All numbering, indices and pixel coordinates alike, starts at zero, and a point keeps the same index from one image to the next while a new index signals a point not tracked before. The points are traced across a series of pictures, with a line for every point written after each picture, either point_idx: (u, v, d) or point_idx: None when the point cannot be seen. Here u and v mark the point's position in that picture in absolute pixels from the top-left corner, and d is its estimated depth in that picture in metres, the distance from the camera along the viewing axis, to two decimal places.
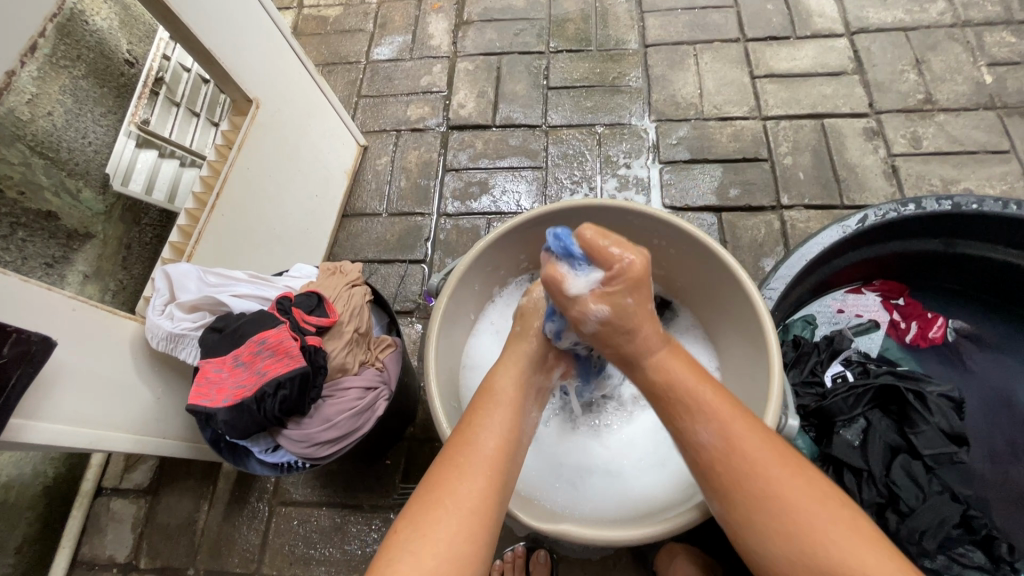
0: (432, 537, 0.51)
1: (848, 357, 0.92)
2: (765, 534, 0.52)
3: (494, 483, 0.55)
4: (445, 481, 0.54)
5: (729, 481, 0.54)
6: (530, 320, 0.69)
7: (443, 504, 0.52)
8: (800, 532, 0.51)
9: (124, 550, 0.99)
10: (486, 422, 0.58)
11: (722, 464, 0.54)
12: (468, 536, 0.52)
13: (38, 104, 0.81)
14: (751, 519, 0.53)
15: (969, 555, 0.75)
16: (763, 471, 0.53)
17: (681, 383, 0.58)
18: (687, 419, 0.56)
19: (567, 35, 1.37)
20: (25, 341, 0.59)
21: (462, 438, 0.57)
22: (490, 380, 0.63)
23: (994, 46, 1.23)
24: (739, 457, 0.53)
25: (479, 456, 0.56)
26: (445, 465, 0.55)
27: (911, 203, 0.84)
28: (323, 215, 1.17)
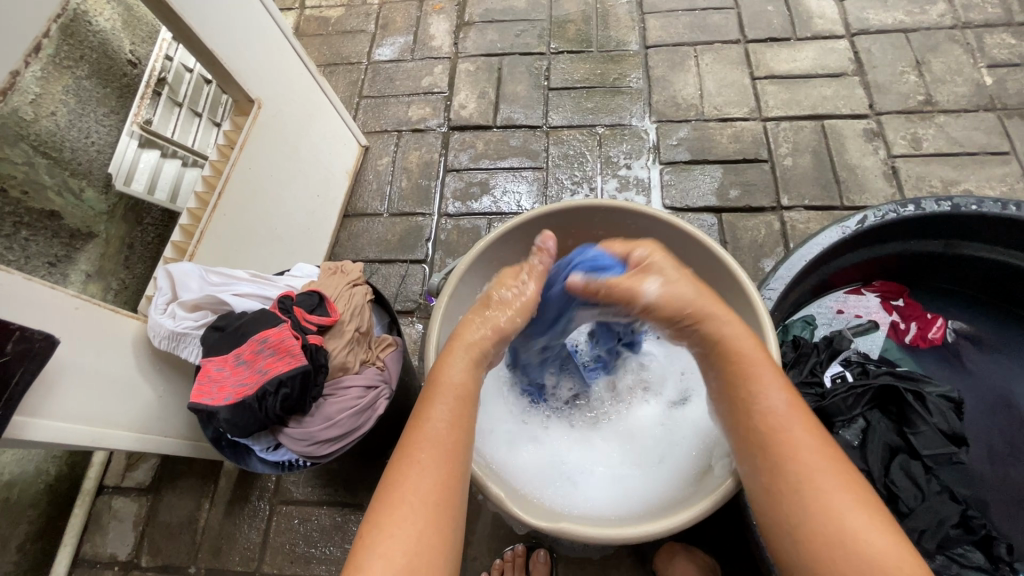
0: (398, 535, 0.51)
1: (848, 357, 0.92)
2: (794, 514, 0.53)
3: (449, 474, 0.55)
4: (403, 477, 0.54)
5: (774, 452, 0.55)
6: (493, 318, 0.64)
7: (406, 501, 0.53)
8: (825, 522, 0.51)
9: (125, 549, 0.99)
10: (436, 415, 0.58)
11: (767, 436, 0.56)
12: (433, 528, 0.52)
13: (41, 105, 0.83)
14: (789, 497, 0.54)
15: (968, 555, 0.74)
16: (803, 453, 0.55)
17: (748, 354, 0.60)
18: (747, 385, 0.59)
19: (568, 36, 1.37)
20: (27, 338, 0.60)
21: (416, 432, 0.57)
22: (436, 372, 0.61)
23: (993, 48, 1.23)
24: (783, 432, 0.56)
25: (433, 449, 0.56)
26: (403, 463, 0.55)
27: (909, 204, 0.84)
28: (324, 215, 1.17)
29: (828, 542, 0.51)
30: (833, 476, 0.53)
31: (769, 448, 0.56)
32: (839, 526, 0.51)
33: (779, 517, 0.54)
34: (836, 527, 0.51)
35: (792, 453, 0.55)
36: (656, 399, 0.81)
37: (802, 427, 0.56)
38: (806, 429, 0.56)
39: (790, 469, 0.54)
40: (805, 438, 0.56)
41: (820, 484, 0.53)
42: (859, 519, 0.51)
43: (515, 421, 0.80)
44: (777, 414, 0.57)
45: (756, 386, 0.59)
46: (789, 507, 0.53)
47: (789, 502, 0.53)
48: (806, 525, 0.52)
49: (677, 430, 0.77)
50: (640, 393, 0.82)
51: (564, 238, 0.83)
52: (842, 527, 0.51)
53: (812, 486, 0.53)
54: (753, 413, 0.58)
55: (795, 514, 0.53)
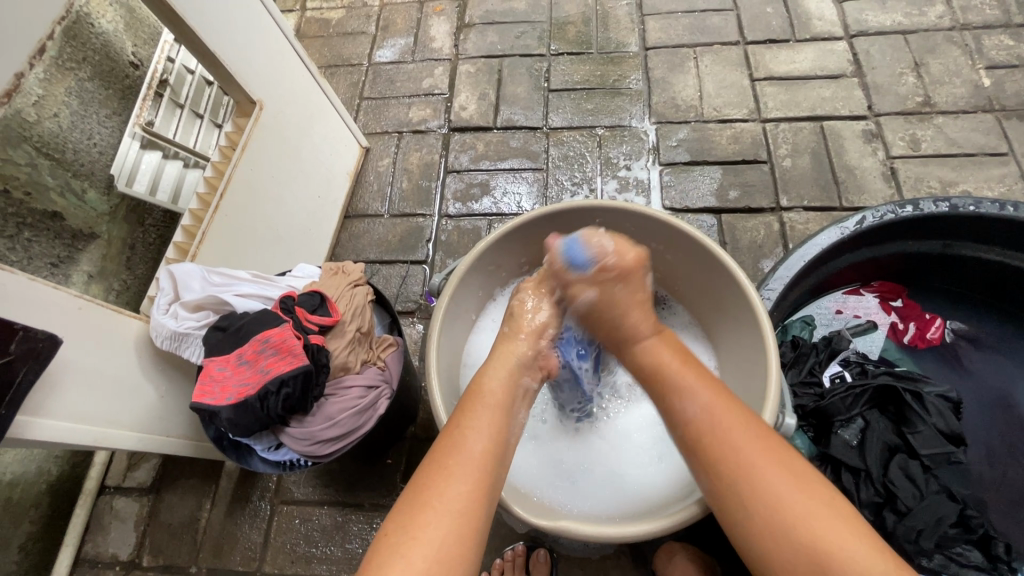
0: (422, 540, 0.51)
1: (847, 357, 0.93)
2: (736, 504, 0.55)
3: (481, 486, 0.56)
4: (436, 482, 0.55)
5: (709, 456, 0.58)
6: (520, 321, 0.71)
7: (431, 504, 0.54)
8: (765, 509, 0.54)
9: (127, 549, 1.00)
10: (475, 424, 0.60)
11: (703, 439, 0.58)
12: (457, 536, 0.52)
13: (44, 107, 0.82)
14: (730, 495, 0.55)
15: (965, 554, 0.76)
16: (745, 451, 0.56)
17: (669, 370, 0.64)
18: (673, 399, 0.62)
19: (568, 38, 1.38)
20: (31, 338, 0.60)
21: (450, 440, 0.58)
22: (478, 381, 0.65)
23: (992, 49, 1.24)
24: (715, 438, 0.58)
25: (468, 457, 0.57)
26: (435, 470, 0.56)
27: (908, 205, 0.85)
28: (325, 216, 1.17)
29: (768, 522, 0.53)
30: (773, 465, 0.55)
31: (704, 451, 0.58)
32: (783, 513, 0.53)
33: (727, 512, 0.56)
34: (777, 512, 0.53)
35: (730, 449, 0.56)
36: None
37: (736, 421, 0.58)
38: (741, 424, 0.58)
39: (729, 467, 0.56)
40: (741, 429, 0.57)
41: (762, 479, 0.54)
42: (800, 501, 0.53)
43: None
44: (697, 422, 0.59)
45: (674, 397, 0.62)
46: (735, 507, 0.55)
47: (730, 498, 0.55)
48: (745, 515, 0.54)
49: None
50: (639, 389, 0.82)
51: None
52: (785, 511, 0.53)
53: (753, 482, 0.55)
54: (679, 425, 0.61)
55: (740, 505, 0.55)
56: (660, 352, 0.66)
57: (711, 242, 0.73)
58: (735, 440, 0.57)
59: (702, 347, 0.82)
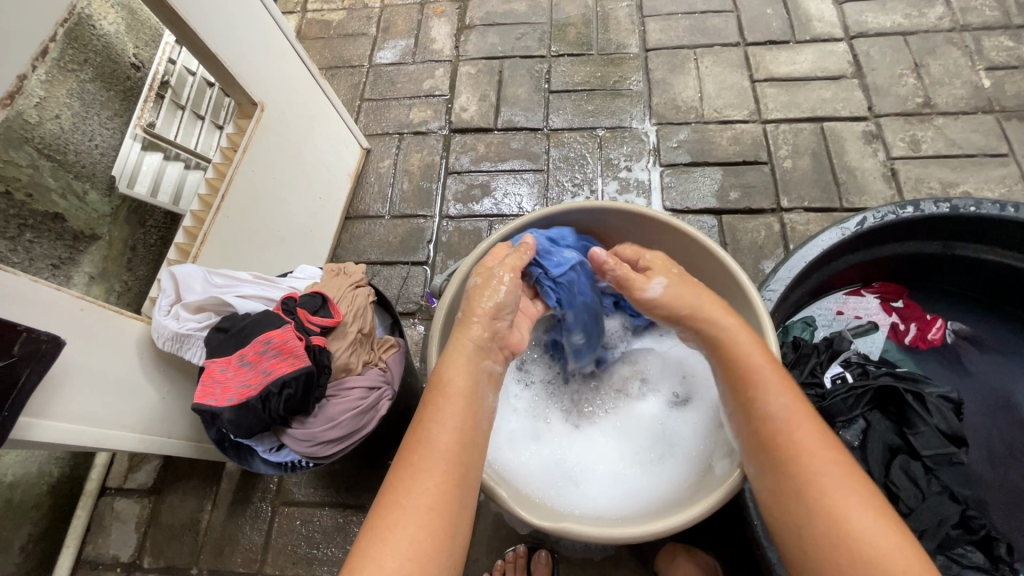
0: (394, 541, 0.51)
1: (848, 358, 0.92)
2: (803, 512, 0.54)
3: (451, 480, 0.55)
4: (405, 481, 0.55)
5: (781, 447, 0.57)
6: (473, 304, 0.66)
7: (400, 505, 0.53)
8: (831, 522, 0.53)
9: (127, 550, 1.00)
10: (439, 417, 0.59)
11: (777, 443, 0.57)
12: (427, 535, 0.52)
13: (45, 108, 0.84)
14: (795, 488, 0.55)
15: (969, 556, 0.75)
16: (817, 461, 0.56)
17: (754, 360, 0.61)
18: (755, 389, 0.60)
19: (568, 39, 1.38)
20: (35, 339, 0.60)
21: (417, 437, 0.58)
22: (439, 372, 0.62)
23: (992, 50, 1.24)
24: (792, 432, 0.57)
25: (434, 453, 0.56)
26: (403, 467, 0.56)
27: (909, 206, 0.85)
28: (326, 217, 1.18)
29: (831, 536, 0.52)
30: (838, 469, 0.55)
31: (779, 445, 0.57)
32: (849, 533, 0.52)
33: (790, 516, 0.55)
34: (845, 530, 0.52)
35: (803, 455, 0.56)
36: (656, 395, 0.81)
37: (810, 431, 0.58)
38: (816, 435, 0.57)
39: (801, 474, 0.55)
40: (818, 444, 0.57)
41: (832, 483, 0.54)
42: (863, 511, 0.53)
43: (515, 420, 0.80)
44: (776, 420, 0.58)
45: (762, 387, 0.60)
46: (799, 503, 0.55)
47: (797, 503, 0.55)
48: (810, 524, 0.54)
49: (677, 428, 0.77)
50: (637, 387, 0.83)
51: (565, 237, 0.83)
52: (854, 533, 0.52)
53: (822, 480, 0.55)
54: (755, 416, 0.60)
55: (806, 509, 0.54)
56: (743, 335, 0.63)
57: (710, 242, 0.73)
58: (807, 447, 0.57)
59: None
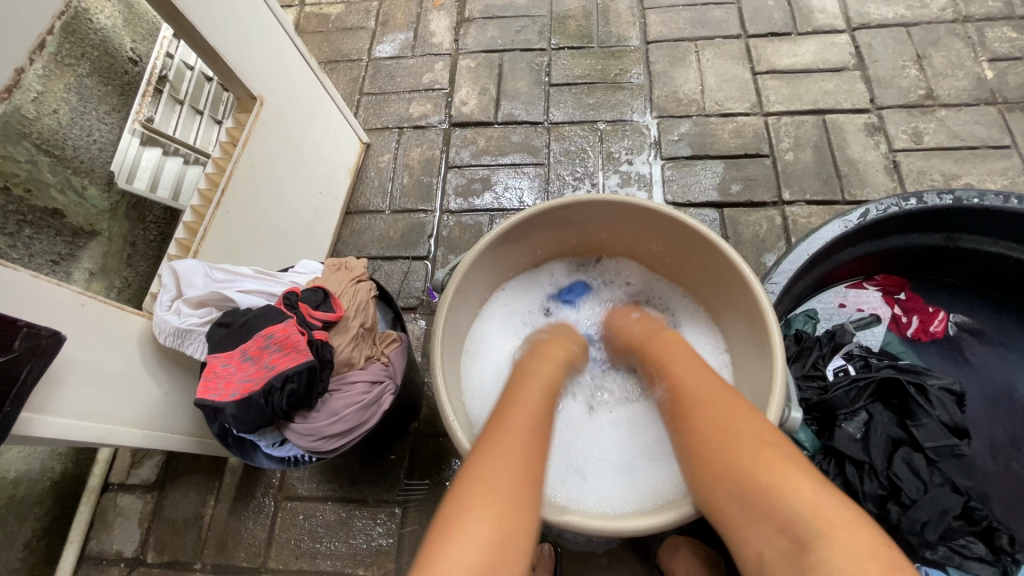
0: (482, 515, 0.50)
1: (850, 352, 0.92)
2: (704, 454, 0.60)
3: (532, 464, 0.56)
4: (491, 460, 0.55)
5: (682, 414, 0.65)
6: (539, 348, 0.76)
7: (486, 483, 0.53)
8: (719, 455, 0.58)
9: (131, 545, 1.00)
10: (510, 414, 0.61)
11: (680, 403, 0.66)
12: (504, 516, 0.51)
13: (43, 103, 0.83)
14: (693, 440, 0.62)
15: (970, 547, 0.76)
16: (710, 405, 0.63)
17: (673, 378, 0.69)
18: (659, 375, 0.72)
19: (569, 32, 1.37)
20: (35, 335, 0.60)
21: (497, 429, 0.59)
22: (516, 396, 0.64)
23: (994, 41, 1.23)
24: (688, 397, 0.66)
25: (518, 433, 0.58)
26: (485, 449, 0.56)
27: (912, 198, 0.85)
28: (326, 212, 1.17)
29: (756, 499, 0.54)
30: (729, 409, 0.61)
31: (680, 410, 0.66)
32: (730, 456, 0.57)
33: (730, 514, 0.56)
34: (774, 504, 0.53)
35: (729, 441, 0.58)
36: None
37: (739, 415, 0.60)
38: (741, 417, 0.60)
39: (702, 428, 0.62)
40: (706, 391, 0.65)
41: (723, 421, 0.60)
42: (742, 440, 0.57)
43: None
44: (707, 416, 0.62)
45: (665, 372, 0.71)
46: (703, 445, 0.60)
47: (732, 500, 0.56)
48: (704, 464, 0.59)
49: None
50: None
51: (551, 230, 0.82)
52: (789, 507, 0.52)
53: (714, 428, 0.60)
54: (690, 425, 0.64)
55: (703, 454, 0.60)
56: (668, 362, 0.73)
57: (703, 227, 0.72)
58: (700, 399, 0.64)
59: (710, 336, 0.82)
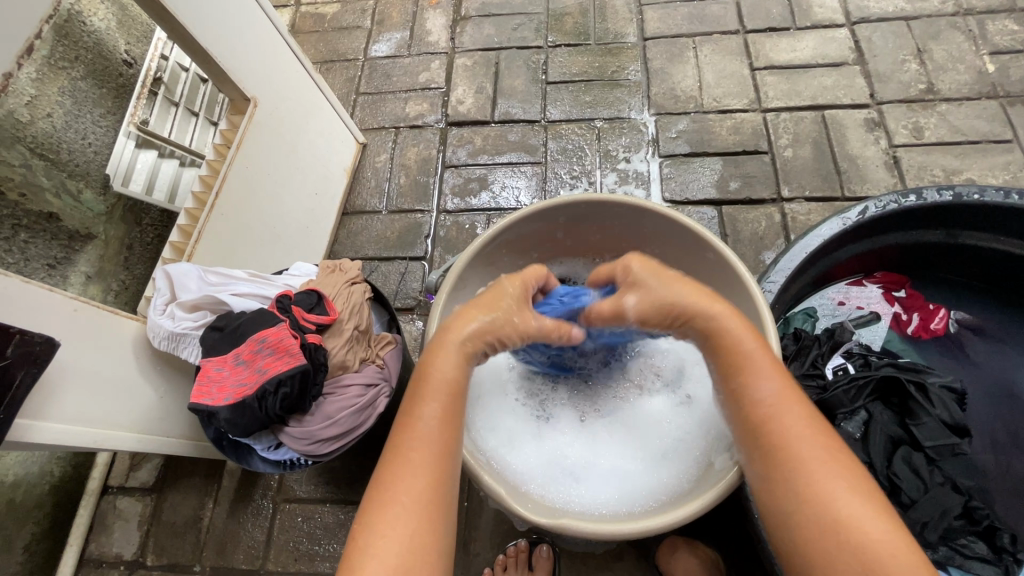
0: (390, 536, 0.52)
1: (850, 349, 0.91)
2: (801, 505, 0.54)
3: (440, 475, 0.56)
4: (393, 476, 0.55)
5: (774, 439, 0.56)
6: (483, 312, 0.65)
7: (398, 501, 0.54)
8: (823, 508, 0.52)
9: (131, 548, 1.00)
10: (419, 412, 0.58)
11: (770, 424, 0.57)
12: (426, 524, 0.53)
13: (37, 106, 0.84)
14: (784, 479, 0.55)
15: (970, 546, 0.75)
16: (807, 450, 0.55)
17: (744, 345, 0.60)
18: (743, 375, 0.59)
19: (565, 29, 1.36)
20: (28, 342, 0.59)
21: (407, 431, 0.57)
22: (425, 367, 0.60)
23: (996, 34, 1.22)
24: (783, 424, 0.57)
25: (423, 448, 0.56)
26: (393, 462, 0.56)
27: (911, 194, 0.83)
28: (322, 213, 1.17)
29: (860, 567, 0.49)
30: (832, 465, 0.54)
31: (766, 432, 0.57)
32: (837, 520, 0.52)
33: (781, 507, 0.55)
34: (831, 518, 0.52)
35: (794, 441, 0.56)
36: (671, 392, 0.78)
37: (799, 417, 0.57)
38: (799, 420, 0.57)
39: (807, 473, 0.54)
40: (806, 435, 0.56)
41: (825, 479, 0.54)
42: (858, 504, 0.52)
43: (516, 419, 0.78)
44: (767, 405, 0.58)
45: (752, 377, 0.59)
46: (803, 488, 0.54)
47: (788, 497, 0.54)
48: (809, 513, 0.53)
49: (686, 427, 0.74)
50: (650, 380, 0.80)
51: (542, 233, 0.81)
52: (840, 524, 0.51)
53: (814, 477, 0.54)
54: (744, 405, 0.59)
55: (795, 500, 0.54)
56: (736, 324, 0.61)
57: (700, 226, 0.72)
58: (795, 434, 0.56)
59: None
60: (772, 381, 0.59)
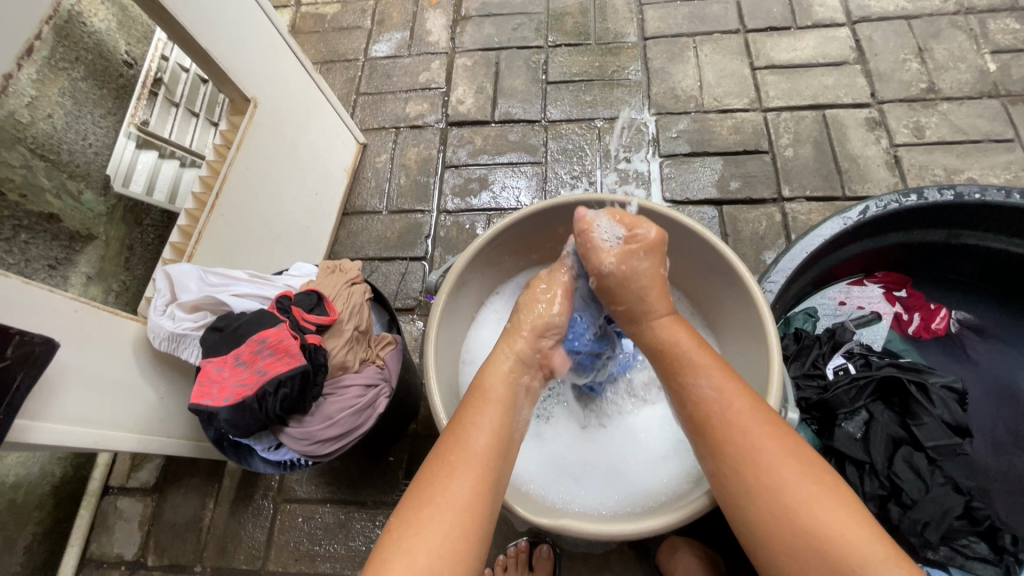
0: (427, 536, 0.52)
1: (850, 349, 0.91)
2: (754, 497, 0.54)
3: (484, 483, 0.55)
4: (438, 478, 0.55)
5: (718, 432, 0.57)
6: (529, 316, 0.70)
7: (437, 501, 0.53)
8: (779, 495, 0.53)
9: (132, 548, 1.00)
10: (479, 421, 0.60)
11: (716, 417, 0.58)
12: (463, 531, 0.53)
13: (38, 107, 0.83)
14: (733, 470, 0.55)
15: (972, 547, 0.75)
16: (758, 437, 0.55)
17: (679, 349, 0.64)
18: (687, 372, 0.62)
19: (566, 29, 1.36)
20: (28, 342, 0.60)
21: (452, 437, 0.58)
22: (479, 377, 0.65)
23: (997, 33, 1.21)
24: (730, 413, 0.57)
25: (468, 455, 0.57)
26: (436, 464, 0.56)
27: (912, 194, 0.83)
28: (323, 213, 1.17)
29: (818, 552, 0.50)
30: (787, 453, 0.55)
31: (714, 429, 0.58)
32: (791, 505, 0.52)
33: (736, 502, 0.55)
34: (784, 504, 0.53)
35: (744, 432, 0.56)
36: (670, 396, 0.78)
37: (749, 406, 0.57)
38: (752, 409, 0.57)
39: (761, 463, 0.54)
40: (755, 420, 0.56)
41: (780, 464, 0.54)
42: (809, 490, 0.53)
43: None
44: (712, 397, 0.59)
45: (694, 370, 0.61)
46: (758, 476, 0.54)
47: (741, 490, 0.55)
48: (768, 504, 0.53)
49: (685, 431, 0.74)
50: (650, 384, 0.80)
51: (542, 234, 0.81)
52: (803, 512, 0.52)
53: (768, 464, 0.54)
54: (697, 397, 0.60)
55: (749, 488, 0.54)
56: (675, 328, 0.66)
57: (708, 232, 0.71)
58: (743, 425, 0.56)
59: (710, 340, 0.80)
60: (711, 375, 0.60)
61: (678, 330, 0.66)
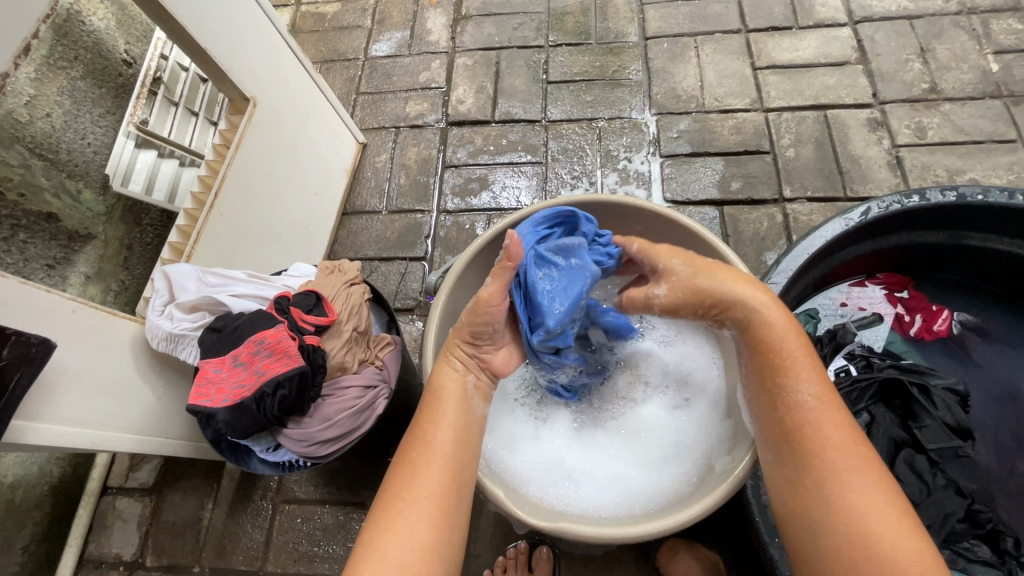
0: (398, 529, 0.52)
1: (851, 351, 0.90)
2: (829, 516, 0.51)
3: (450, 478, 0.55)
4: (405, 476, 0.55)
5: (808, 445, 0.53)
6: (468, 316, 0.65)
7: (404, 499, 0.53)
8: (855, 521, 0.50)
9: (130, 549, 1.00)
10: (438, 416, 0.59)
11: (808, 434, 0.54)
12: (433, 526, 0.52)
13: (36, 107, 0.84)
14: (812, 487, 0.52)
15: (974, 550, 0.74)
16: (846, 460, 0.52)
17: (785, 346, 0.57)
18: (787, 376, 0.56)
19: (567, 28, 1.36)
20: (24, 343, 0.59)
21: (417, 437, 0.58)
22: (434, 378, 0.63)
23: (999, 33, 1.21)
24: (823, 430, 0.54)
25: (432, 450, 0.56)
26: (404, 463, 0.56)
27: (914, 195, 0.83)
28: (322, 213, 1.16)
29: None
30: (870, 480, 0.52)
31: (802, 440, 0.54)
32: (869, 534, 0.49)
33: (810, 521, 0.52)
34: (863, 531, 0.49)
35: (832, 449, 0.53)
36: (666, 398, 0.77)
37: (838, 427, 0.54)
38: (843, 430, 0.54)
39: (843, 483, 0.51)
40: (847, 443, 0.53)
41: (864, 491, 0.51)
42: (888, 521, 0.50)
43: (517, 419, 0.78)
44: (808, 408, 0.54)
45: (792, 374, 0.56)
46: (836, 497, 0.51)
47: (819, 511, 0.52)
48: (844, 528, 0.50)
49: (683, 433, 0.74)
50: (638, 384, 0.78)
51: None
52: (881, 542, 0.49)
53: (852, 488, 0.51)
54: (790, 404, 0.55)
55: (825, 507, 0.51)
56: (776, 316, 0.58)
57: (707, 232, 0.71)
58: (833, 444, 0.53)
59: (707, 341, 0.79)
60: (810, 384, 0.55)
61: (777, 314, 0.59)
